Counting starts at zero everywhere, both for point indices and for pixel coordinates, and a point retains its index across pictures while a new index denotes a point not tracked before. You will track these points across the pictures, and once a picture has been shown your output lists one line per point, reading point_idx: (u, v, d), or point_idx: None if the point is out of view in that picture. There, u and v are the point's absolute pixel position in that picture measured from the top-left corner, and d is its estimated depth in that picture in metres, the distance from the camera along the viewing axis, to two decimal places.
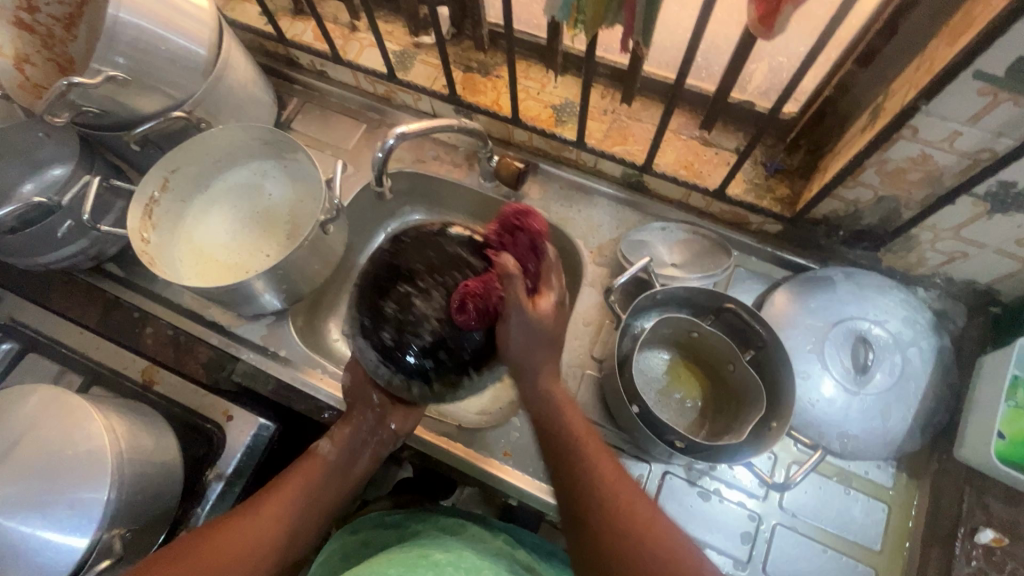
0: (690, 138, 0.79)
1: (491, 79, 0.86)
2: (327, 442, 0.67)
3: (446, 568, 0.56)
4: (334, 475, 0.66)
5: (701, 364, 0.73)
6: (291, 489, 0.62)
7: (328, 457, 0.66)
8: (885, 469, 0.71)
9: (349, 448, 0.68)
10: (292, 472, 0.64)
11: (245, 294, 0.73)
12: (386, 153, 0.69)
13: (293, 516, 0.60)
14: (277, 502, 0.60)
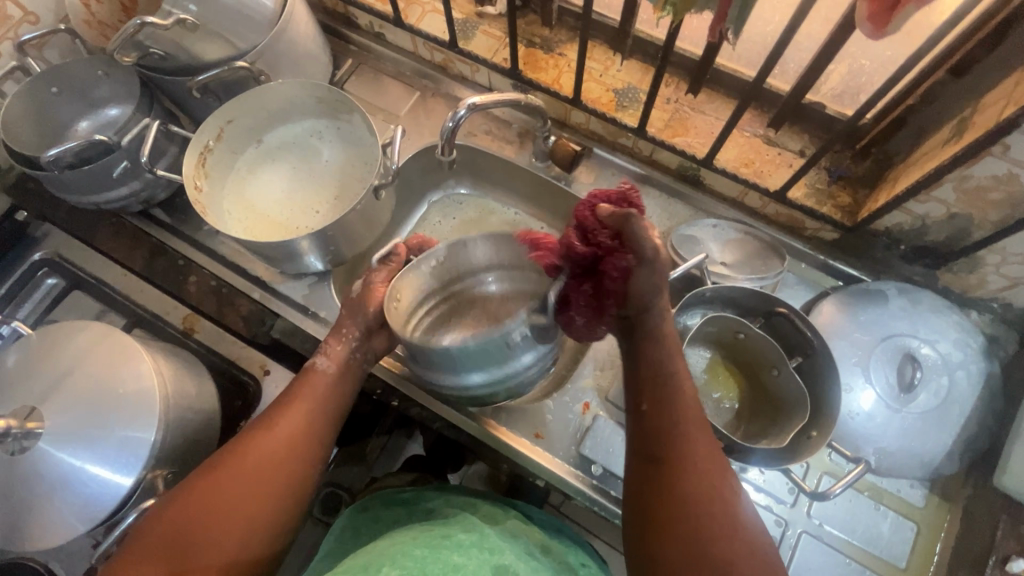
0: (754, 136, 0.77)
1: (554, 56, 0.84)
2: (322, 360, 0.65)
3: (470, 549, 0.56)
4: (336, 393, 0.64)
5: (742, 366, 0.73)
6: (297, 404, 0.60)
7: (328, 372, 0.64)
8: (917, 488, 0.70)
9: (345, 367, 0.65)
10: (289, 391, 0.62)
11: (293, 251, 0.73)
12: (456, 124, 0.69)
13: (298, 429, 0.59)
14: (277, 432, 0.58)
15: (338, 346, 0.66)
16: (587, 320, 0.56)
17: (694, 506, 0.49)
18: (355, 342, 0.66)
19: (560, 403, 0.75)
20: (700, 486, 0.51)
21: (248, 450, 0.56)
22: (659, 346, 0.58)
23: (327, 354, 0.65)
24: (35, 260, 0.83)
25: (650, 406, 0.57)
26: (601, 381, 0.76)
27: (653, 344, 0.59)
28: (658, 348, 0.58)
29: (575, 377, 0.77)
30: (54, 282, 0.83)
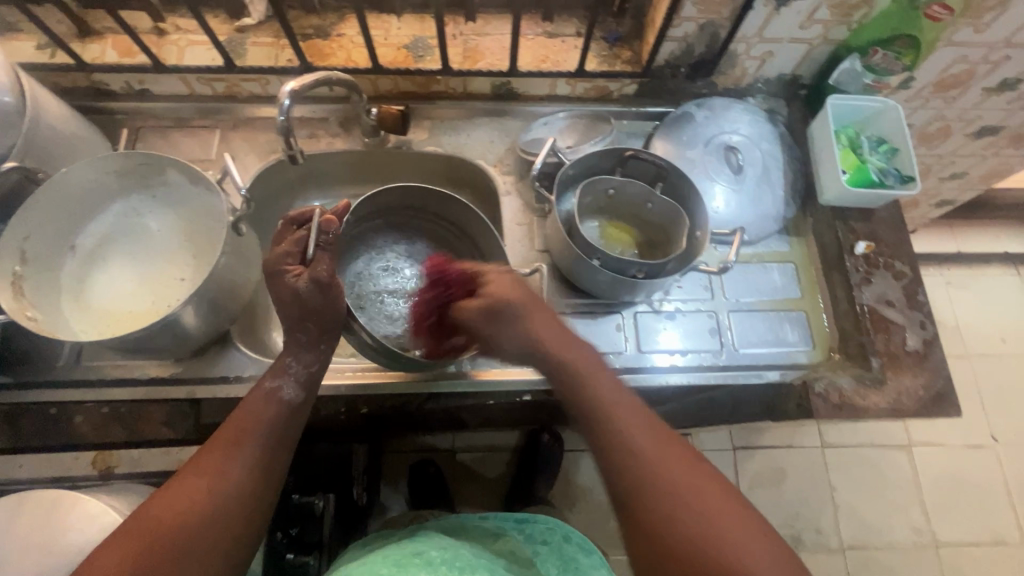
0: (537, 35, 0.87)
1: (334, 39, 0.86)
2: (289, 384, 0.63)
3: (439, 565, 0.62)
4: (295, 420, 0.63)
5: (623, 217, 0.84)
6: (251, 428, 0.59)
7: (291, 399, 0.62)
8: (780, 239, 0.87)
9: (309, 388, 0.65)
10: (240, 413, 0.60)
11: (180, 325, 0.68)
12: (287, 116, 0.70)
13: (262, 454, 0.59)
14: (224, 464, 0.56)
15: (312, 366, 0.65)
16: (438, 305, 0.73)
17: (685, 529, 0.50)
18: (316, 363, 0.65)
19: None
20: (684, 489, 0.52)
21: (187, 485, 0.55)
22: (575, 350, 0.62)
23: (293, 380, 0.63)
24: None
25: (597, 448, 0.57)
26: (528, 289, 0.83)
27: (569, 375, 0.61)
28: (603, 373, 0.61)
29: None
30: None
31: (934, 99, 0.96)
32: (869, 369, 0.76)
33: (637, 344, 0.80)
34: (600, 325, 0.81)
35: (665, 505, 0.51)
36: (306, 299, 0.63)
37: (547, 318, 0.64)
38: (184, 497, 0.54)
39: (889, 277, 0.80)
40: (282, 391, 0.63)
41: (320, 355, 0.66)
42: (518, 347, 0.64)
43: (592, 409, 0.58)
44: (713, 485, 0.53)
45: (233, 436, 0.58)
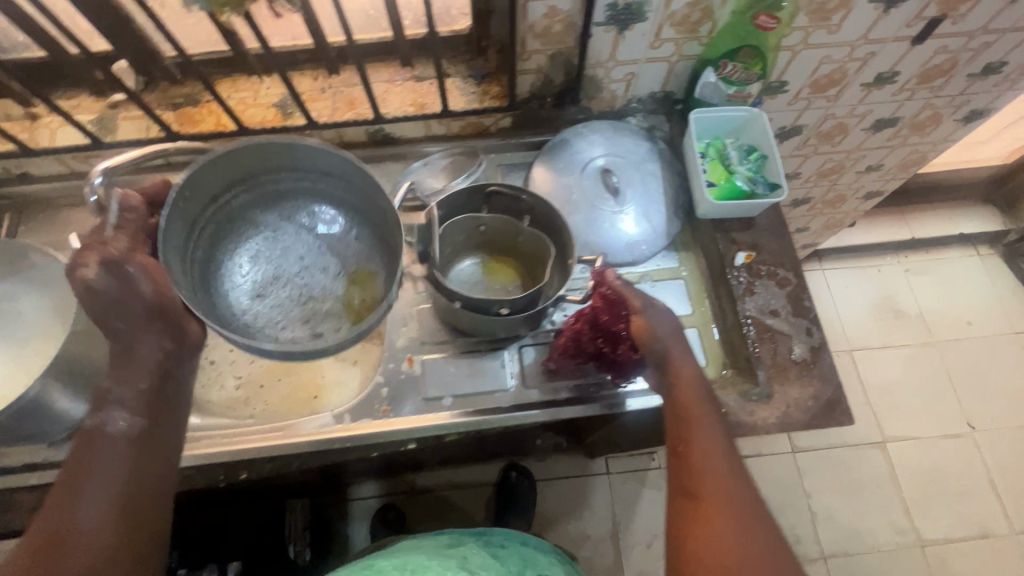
0: (405, 80, 0.88)
1: (204, 105, 0.87)
2: (119, 414, 0.63)
3: (388, 570, 0.72)
4: (149, 440, 0.64)
5: (502, 250, 0.84)
6: (103, 471, 0.60)
7: (131, 425, 0.63)
8: (668, 256, 0.87)
9: (149, 403, 0.65)
10: (77, 459, 0.60)
11: (33, 410, 0.67)
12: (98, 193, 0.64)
13: (127, 485, 0.61)
14: (86, 510, 0.58)
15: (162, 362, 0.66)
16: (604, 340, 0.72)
17: (722, 553, 0.57)
18: (168, 345, 0.67)
19: (388, 372, 0.79)
20: (732, 514, 0.59)
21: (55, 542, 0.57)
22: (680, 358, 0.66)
23: (139, 396, 0.63)
24: None
25: (683, 451, 0.64)
26: (411, 333, 0.82)
27: (676, 368, 0.66)
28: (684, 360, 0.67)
29: (389, 342, 0.81)
30: None
31: (816, 98, 0.96)
32: (756, 384, 0.74)
33: (523, 379, 0.79)
34: (484, 362, 0.80)
35: (708, 507, 0.60)
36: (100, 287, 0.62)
37: (658, 313, 0.68)
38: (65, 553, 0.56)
39: (774, 286, 0.79)
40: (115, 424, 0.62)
41: (162, 344, 0.66)
42: (664, 334, 0.67)
43: (700, 407, 0.65)
44: (748, 517, 0.59)
45: (93, 472, 0.60)
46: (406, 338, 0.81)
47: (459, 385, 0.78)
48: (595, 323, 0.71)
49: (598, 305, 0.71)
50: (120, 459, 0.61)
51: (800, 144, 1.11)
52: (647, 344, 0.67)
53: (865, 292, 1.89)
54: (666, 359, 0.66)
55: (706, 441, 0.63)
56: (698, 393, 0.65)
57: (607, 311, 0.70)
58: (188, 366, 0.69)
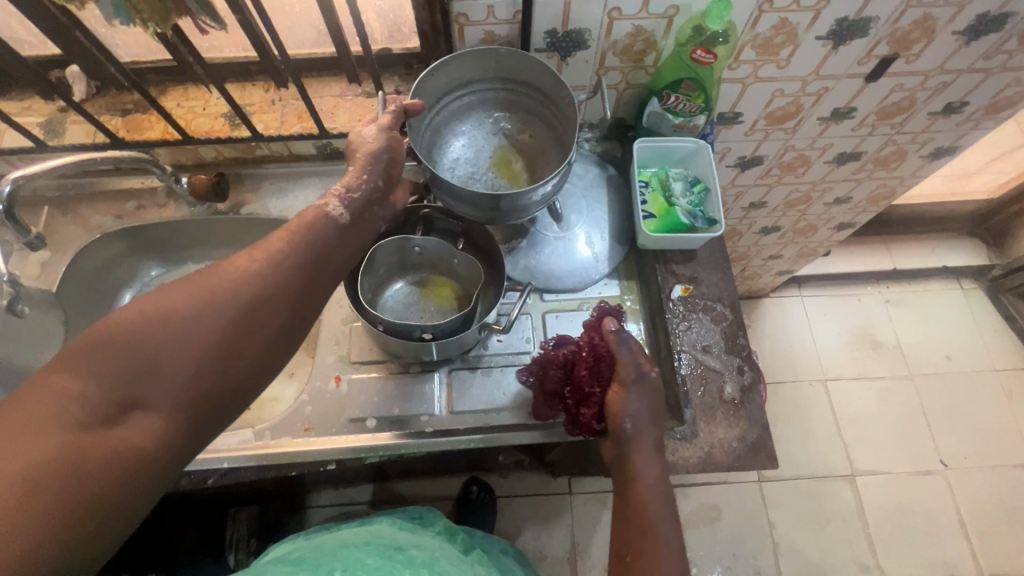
0: (355, 96, 0.88)
1: (153, 113, 0.87)
2: (337, 205, 0.62)
3: (418, 564, 0.69)
4: (335, 240, 0.62)
5: (440, 271, 0.83)
6: (280, 253, 0.57)
7: (339, 218, 0.62)
8: (610, 284, 0.85)
9: (357, 215, 0.64)
10: (279, 232, 0.59)
11: None
12: (7, 201, 0.68)
13: (290, 282, 0.56)
14: (252, 287, 0.54)
15: (357, 193, 0.64)
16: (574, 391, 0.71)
17: None
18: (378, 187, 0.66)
19: (313, 391, 0.78)
20: None
21: (231, 301, 0.53)
22: (643, 445, 0.66)
23: (339, 202, 0.62)
24: None
25: (633, 543, 0.61)
26: (342, 351, 0.81)
27: (636, 456, 0.66)
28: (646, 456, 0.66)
29: (319, 360, 0.81)
30: None
31: (773, 130, 0.95)
32: (681, 422, 0.72)
33: (449, 404, 0.78)
34: (411, 385, 0.79)
35: None
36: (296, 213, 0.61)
37: (641, 395, 0.68)
38: (179, 329, 0.50)
39: (707, 322, 0.78)
40: (331, 211, 0.62)
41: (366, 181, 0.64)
42: (635, 416, 0.66)
43: (654, 491, 0.64)
44: None
45: (231, 272, 0.54)
46: (336, 357, 0.81)
47: (385, 407, 0.77)
48: (575, 375, 0.71)
49: (584, 357, 0.71)
50: (316, 247, 0.60)
51: (763, 173, 1.09)
52: (616, 419, 0.67)
53: (843, 321, 1.87)
54: (630, 444, 0.66)
55: (660, 531, 0.61)
56: (658, 490, 0.64)
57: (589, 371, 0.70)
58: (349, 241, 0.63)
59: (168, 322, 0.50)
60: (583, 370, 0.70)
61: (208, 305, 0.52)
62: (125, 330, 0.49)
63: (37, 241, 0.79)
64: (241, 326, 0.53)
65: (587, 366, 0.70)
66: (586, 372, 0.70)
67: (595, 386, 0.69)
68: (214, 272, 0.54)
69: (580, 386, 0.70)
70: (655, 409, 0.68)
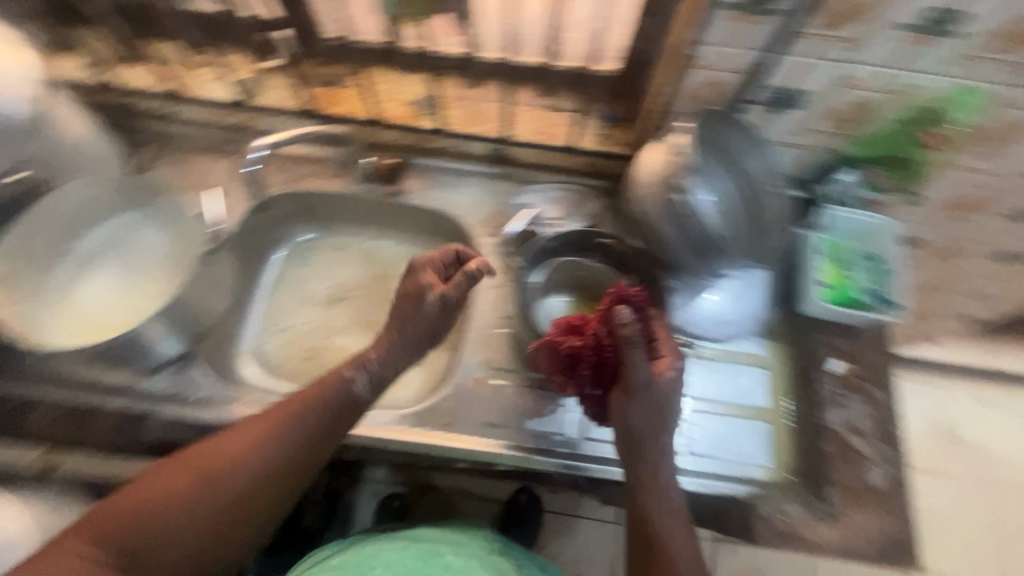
0: (539, 107, 0.89)
1: (345, 88, 0.91)
2: (361, 378, 0.65)
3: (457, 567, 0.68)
4: (331, 428, 0.62)
5: (595, 297, 0.83)
6: (279, 433, 0.60)
7: (362, 397, 0.64)
8: (756, 339, 0.83)
9: (377, 389, 0.66)
10: (275, 407, 0.62)
11: (133, 345, 0.70)
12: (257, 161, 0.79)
13: (282, 466, 0.59)
14: (258, 467, 0.58)
15: (383, 368, 0.66)
16: (580, 384, 0.69)
17: None
18: (372, 362, 0.66)
19: (456, 387, 0.80)
20: None
21: (227, 485, 0.56)
22: (651, 451, 0.63)
23: (366, 375, 0.65)
24: None
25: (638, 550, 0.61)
26: (485, 353, 0.83)
27: (644, 462, 0.63)
28: (654, 461, 0.64)
29: (463, 358, 0.82)
30: None
31: (946, 218, 0.92)
32: (825, 500, 0.74)
33: (580, 429, 0.77)
34: (548, 400, 0.79)
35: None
36: (428, 312, 0.69)
37: (647, 407, 0.62)
38: (158, 516, 0.54)
39: (860, 403, 0.79)
40: (347, 388, 0.64)
41: (399, 357, 0.67)
42: (637, 422, 0.62)
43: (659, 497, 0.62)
44: None
45: (195, 466, 0.57)
46: (480, 358, 0.83)
47: (522, 418, 0.78)
48: (580, 368, 0.68)
49: (588, 354, 0.66)
50: (306, 438, 0.60)
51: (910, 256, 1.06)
52: (620, 425, 0.64)
53: None
54: (639, 447, 0.63)
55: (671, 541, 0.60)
56: (665, 497, 0.62)
57: (593, 367, 0.67)
58: (341, 425, 0.63)
59: (174, 497, 0.55)
60: (587, 363, 0.67)
61: (200, 490, 0.56)
62: (120, 519, 0.53)
63: (264, 203, 0.91)
64: (229, 510, 0.56)
65: (589, 360, 0.66)
66: (589, 365, 0.66)
67: (596, 379, 0.67)
68: (235, 446, 0.58)
69: (584, 378, 0.68)
70: (664, 409, 0.62)
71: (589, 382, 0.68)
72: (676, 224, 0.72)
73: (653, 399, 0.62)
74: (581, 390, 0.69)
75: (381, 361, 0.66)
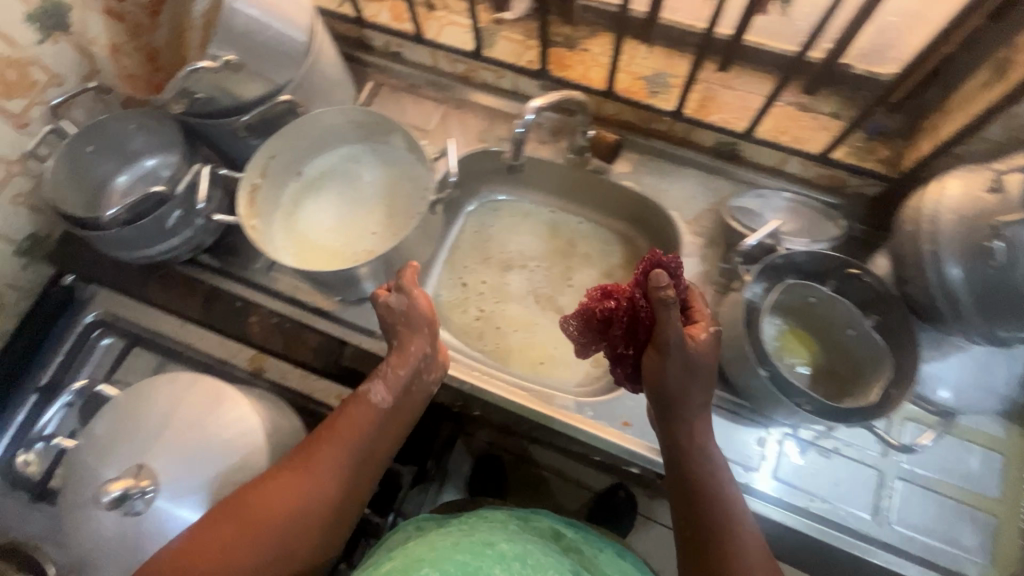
0: (789, 104, 0.80)
1: (578, 52, 0.86)
2: (379, 390, 0.64)
3: (513, 563, 0.52)
4: (382, 428, 0.63)
5: (814, 329, 0.74)
6: (343, 440, 0.60)
7: (383, 405, 0.64)
8: (997, 420, 0.71)
9: (399, 396, 0.65)
10: (338, 417, 0.62)
11: (354, 278, 0.73)
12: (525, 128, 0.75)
13: (349, 468, 0.60)
14: (327, 471, 0.59)
15: (401, 371, 0.65)
16: (613, 349, 0.66)
17: None
18: (430, 354, 0.67)
19: None
20: None
21: (302, 497, 0.56)
22: (694, 408, 0.62)
23: (383, 386, 0.64)
24: (88, 322, 0.82)
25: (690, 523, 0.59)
26: None
27: (682, 420, 0.62)
28: (696, 416, 0.62)
29: None
30: (110, 342, 0.83)
31: None
32: None
33: (771, 468, 0.71)
34: (738, 428, 0.72)
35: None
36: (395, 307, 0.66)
37: (680, 366, 0.60)
38: (241, 539, 0.53)
39: None
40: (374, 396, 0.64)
41: (422, 355, 0.66)
42: (673, 383, 0.61)
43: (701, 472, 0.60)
44: None
45: (258, 505, 0.55)
46: None
47: None
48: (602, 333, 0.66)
49: (619, 316, 0.63)
50: (366, 435, 0.62)
51: None
52: (655, 388, 0.62)
53: None
54: (671, 408, 0.62)
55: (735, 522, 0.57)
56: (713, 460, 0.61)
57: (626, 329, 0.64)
58: (381, 434, 0.63)
59: (246, 521, 0.54)
60: (618, 327, 0.64)
61: (251, 537, 0.53)
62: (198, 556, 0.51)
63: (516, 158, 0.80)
64: (309, 518, 0.56)
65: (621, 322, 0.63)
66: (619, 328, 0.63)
67: (642, 344, 0.64)
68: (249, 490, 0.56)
69: (615, 342, 0.65)
70: (702, 371, 0.61)
71: (636, 348, 0.65)
72: (974, 268, 0.57)
73: (688, 362, 0.60)
74: (621, 356, 0.66)
75: (412, 369, 0.65)
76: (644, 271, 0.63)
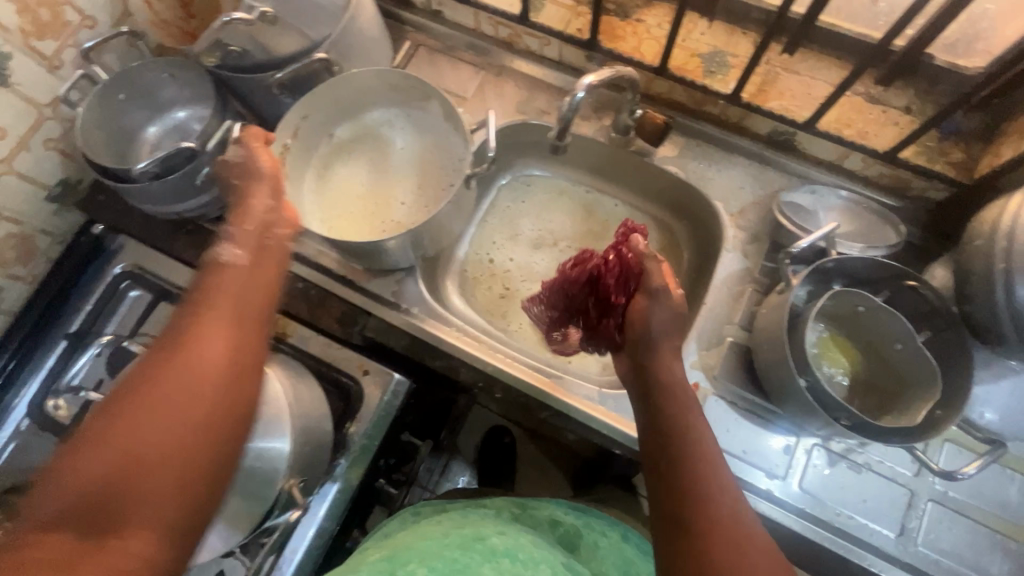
0: (856, 95, 0.74)
1: (631, 23, 0.81)
2: (229, 248, 0.53)
3: (502, 560, 0.51)
4: (255, 285, 0.52)
5: (858, 339, 0.71)
6: (211, 298, 0.48)
7: (240, 261, 0.52)
8: None
9: (258, 255, 0.54)
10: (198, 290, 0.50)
11: (381, 250, 0.71)
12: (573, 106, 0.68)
13: (227, 322, 0.48)
14: (198, 331, 0.46)
15: (250, 231, 0.55)
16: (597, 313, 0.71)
17: None
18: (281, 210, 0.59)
19: None
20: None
21: (169, 368, 0.44)
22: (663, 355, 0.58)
23: (231, 244, 0.53)
24: (117, 274, 0.81)
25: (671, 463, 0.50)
26: (707, 360, 0.73)
27: (655, 365, 0.58)
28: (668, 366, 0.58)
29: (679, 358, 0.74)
30: (138, 294, 0.81)
31: None
32: None
33: (797, 479, 0.68)
34: (767, 434, 0.70)
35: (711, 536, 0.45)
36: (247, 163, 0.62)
37: (667, 312, 0.60)
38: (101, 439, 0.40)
39: None
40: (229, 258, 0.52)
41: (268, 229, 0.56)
42: (655, 326, 0.59)
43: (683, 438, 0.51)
44: None
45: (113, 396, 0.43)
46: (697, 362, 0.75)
47: (733, 443, 0.70)
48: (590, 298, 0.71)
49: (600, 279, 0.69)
50: (238, 292, 0.50)
51: None
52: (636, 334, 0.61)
53: None
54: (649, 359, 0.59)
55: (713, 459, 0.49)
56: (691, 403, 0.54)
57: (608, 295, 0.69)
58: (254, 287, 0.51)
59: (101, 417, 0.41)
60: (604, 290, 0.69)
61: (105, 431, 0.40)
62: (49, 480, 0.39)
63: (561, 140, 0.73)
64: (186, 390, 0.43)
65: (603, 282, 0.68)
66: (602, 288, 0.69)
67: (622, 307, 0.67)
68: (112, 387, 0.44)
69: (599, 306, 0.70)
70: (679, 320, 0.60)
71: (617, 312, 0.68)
72: None
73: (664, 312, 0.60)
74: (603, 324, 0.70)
75: (256, 222, 0.57)
76: (621, 237, 0.70)
